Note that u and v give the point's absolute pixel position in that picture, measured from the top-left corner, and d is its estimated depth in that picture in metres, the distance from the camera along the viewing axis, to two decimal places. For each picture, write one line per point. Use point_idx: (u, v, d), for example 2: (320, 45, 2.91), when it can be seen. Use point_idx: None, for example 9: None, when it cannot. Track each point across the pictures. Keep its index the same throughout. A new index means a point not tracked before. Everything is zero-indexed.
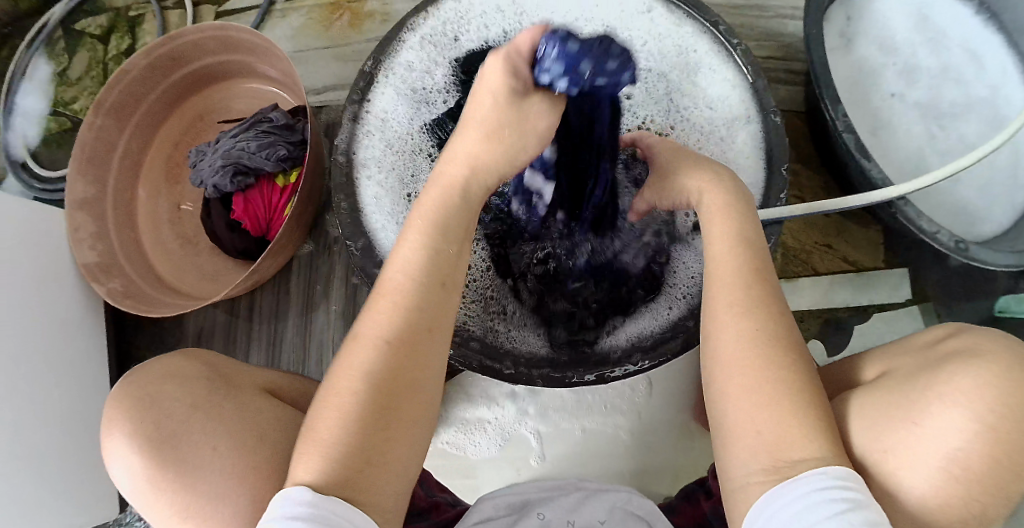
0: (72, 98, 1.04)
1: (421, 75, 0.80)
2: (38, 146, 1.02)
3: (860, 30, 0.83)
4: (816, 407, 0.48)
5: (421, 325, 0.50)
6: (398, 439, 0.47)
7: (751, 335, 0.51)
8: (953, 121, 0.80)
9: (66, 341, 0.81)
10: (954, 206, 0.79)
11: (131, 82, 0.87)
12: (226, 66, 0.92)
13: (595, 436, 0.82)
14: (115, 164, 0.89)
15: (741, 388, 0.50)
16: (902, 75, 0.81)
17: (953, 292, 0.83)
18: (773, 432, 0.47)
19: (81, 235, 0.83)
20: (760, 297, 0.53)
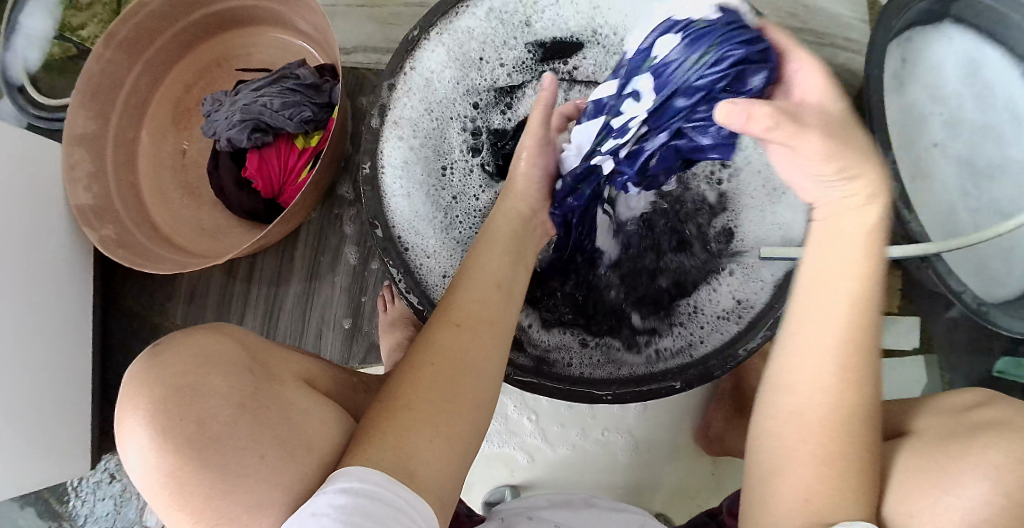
0: (80, 24, 0.98)
1: (478, 45, 0.76)
2: (38, 71, 0.96)
3: (914, 73, 0.81)
4: (866, 467, 0.46)
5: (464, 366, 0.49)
6: (453, 412, 0.47)
7: (836, 406, 0.47)
8: (989, 181, 0.77)
9: (51, 284, 0.77)
10: (975, 267, 0.77)
11: (148, 15, 0.81)
12: (252, 12, 0.87)
13: (595, 446, 0.79)
14: (121, 101, 0.84)
15: (808, 436, 0.47)
16: (946, 126, 0.79)
17: (958, 349, 0.82)
18: (819, 491, 0.45)
19: (77, 173, 0.78)
20: (863, 361, 0.47)
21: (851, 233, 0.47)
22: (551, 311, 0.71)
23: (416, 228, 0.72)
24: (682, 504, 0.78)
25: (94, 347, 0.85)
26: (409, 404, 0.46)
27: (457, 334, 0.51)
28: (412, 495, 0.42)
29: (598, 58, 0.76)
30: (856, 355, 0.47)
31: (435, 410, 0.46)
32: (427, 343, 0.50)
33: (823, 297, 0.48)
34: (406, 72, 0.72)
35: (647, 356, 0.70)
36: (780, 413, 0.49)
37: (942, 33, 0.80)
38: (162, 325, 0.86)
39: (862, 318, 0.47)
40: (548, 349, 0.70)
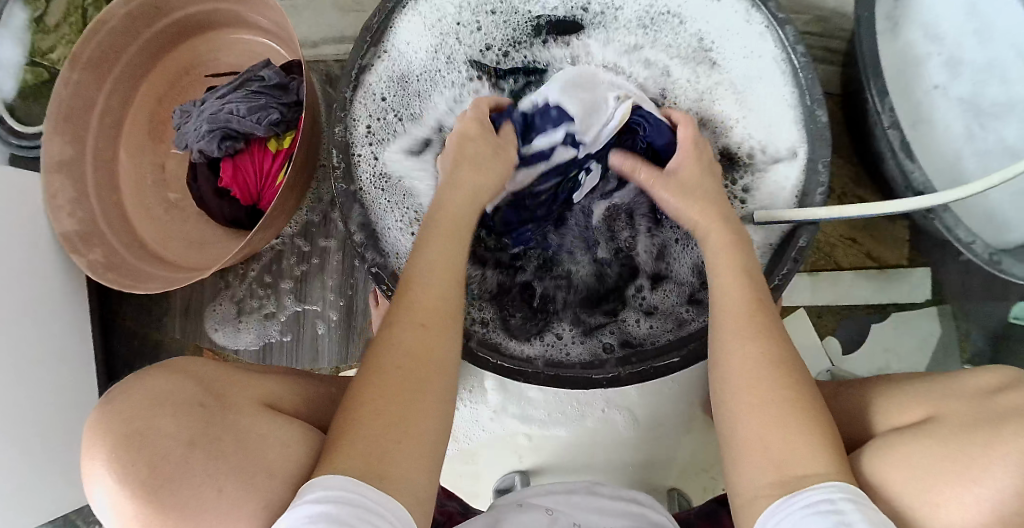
0: (49, 47, 0.99)
1: (453, 17, 0.74)
2: (14, 99, 0.96)
3: (909, 10, 0.76)
4: (810, 412, 0.46)
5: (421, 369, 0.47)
6: (428, 422, 0.45)
7: (771, 369, 0.48)
8: (995, 121, 0.73)
9: (49, 315, 0.77)
10: (985, 213, 0.74)
11: (111, 32, 0.80)
12: (216, 16, 0.85)
13: (596, 423, 0.78)
14: (95, 122, 0.83)
15: (754, 385, 0.48)
16: (947, 66, 0.75)
17: (973, 297, 0.78)
18: (777, 445, 0.45)
19: (59, 201, 0.78)
20: (764, 326, 0.50)
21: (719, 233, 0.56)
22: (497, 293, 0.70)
23: (378, 202, 0.71)
24: (696, 478, 0.77)
25: (100, 369, 0.86)
26: (392, 417, 0.44)
27: (425, 335, 0.48)
28: (383, 497, 0.41)
29: (598, 37, 0.73)
30: (766, 319, 0.51)
31: (418, 424, 0.45)
32: (408, 353, 0.47)
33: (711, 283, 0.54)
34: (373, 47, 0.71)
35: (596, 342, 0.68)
36: (723, 388, 0.50)
37: None
38: (163, 341, 0.87)
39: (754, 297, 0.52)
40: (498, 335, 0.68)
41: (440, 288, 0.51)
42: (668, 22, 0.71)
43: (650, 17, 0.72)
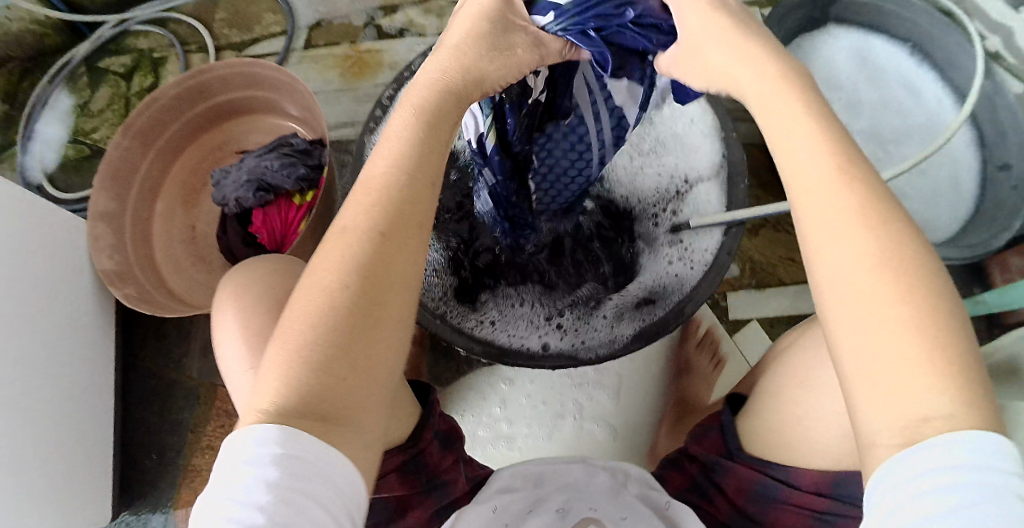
0: (93, 128, 1.14)
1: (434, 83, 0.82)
2: (54, 169, 1.11)
3: (809, 75, 1.03)
4: (941, 311, 0.34)
5: (379, 276, 0.38)
6: (377, 353, 0.38)
7: (881, 252, 0.35)
8: (897, 145, 0.99)
9: (80, 343, 0.85)
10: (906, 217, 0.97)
11: (160, 109, 0.95)
12: (249, 101, 1.00)
13: (575, 430, 0.84)
14: (136, 184, 0.96)
15: (856, 285, 0.35)
16: (848, 108, 1.02)
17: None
18: (893, 367, 0.34)
19: (100, 245, 0.89)
20: (873, 191, 0.37)
21: (770, 81, 0.42)
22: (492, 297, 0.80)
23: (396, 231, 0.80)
24: None
25: (116, 406, 0.92)
26: (328, 337, 0.37)
27: (384, 246, 0.39)
28: (314, 442, 0.35)
29: None
30: (861, 184, 0.37)
31: (364, 349, 0.37)
32: (340, 257, 0.38)
33: (800, 159, 0.39)
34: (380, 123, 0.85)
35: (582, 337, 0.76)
36: (826, 300, 0.36)
37: (828, 38, 1.03)
38: (179, 380, 0.94)
39: (863, 171, 0.38)
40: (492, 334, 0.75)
41: (384, 176, 0.41)
42: None
43: None
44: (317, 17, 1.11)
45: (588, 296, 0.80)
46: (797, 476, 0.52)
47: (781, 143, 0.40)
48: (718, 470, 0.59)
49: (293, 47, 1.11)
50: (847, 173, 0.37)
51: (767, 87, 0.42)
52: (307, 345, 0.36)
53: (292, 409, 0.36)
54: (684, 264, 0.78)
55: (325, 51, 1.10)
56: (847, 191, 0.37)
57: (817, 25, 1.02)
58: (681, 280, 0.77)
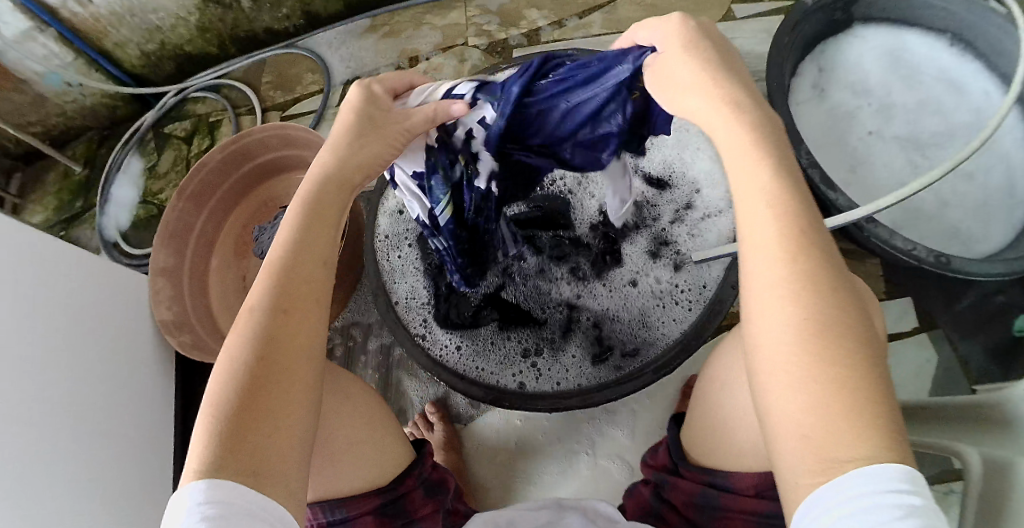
0: (159, 189, 1.26)
1: None
2: (128, 229, 1.24)
3: (832, 79, 0.97)
4: (862, 368, 0.40)
5: (270, 347, 0.44)
6: (284, 412, 0.42)
7: (808, 322, 0.41)
8: (936, 148, 0.90)
9: (141, 386, 0.94)
10: (949, 229, 0.90)
11: (210, 172, 1.05)
12: (286, 160, 1.09)
13: (591, 469, 0.86)
14: (192, 240, 1.05)
15: (785, 355, 0.41)
16: (878, 114, 0.94)
17: (966, 320, 0.90)
18: (813, 424, 0.39)
19: (160, 297, 0.99)
20: (815, 264, 0.42)
21: (767, 180, 0.44)
22: (488, 340, 0.85)
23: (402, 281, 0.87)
24: None
25: (178, 443, 1.00)
26: (240, 395, 0.42)
27: (284, 319, 0.45)
28: (255, 495, 0.39)
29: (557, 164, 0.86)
30: (813, 261, 0.42)
31: (269, 404, 0.42)
32: (240, 334, 0.44)
33: (754, 236, 0.44)
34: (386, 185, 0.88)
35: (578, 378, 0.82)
36: (760, 366, 0.42)
37: (853, 39, 0.98)
38: None
39: (805, 243, 0.42)
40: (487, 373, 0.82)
41: (273, 257, 0.48)
42: None
43: None
44: (351, 73, 1.20)
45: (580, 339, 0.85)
46: (736, 481, 0.56)
47: (741, 230, 0.46)
48: (667, 486, 0.64)
49: (328, 104, 1.20)
50: (793, 248, 0.42)
51: (735, 142, 0.46)
52: (221, 406, 0.42)
53: (217, 459, 0.40)
54: (679, 308, 0.82)
55: None
56: (785, 269, 0.42)
57: (839, 26, 0.97)
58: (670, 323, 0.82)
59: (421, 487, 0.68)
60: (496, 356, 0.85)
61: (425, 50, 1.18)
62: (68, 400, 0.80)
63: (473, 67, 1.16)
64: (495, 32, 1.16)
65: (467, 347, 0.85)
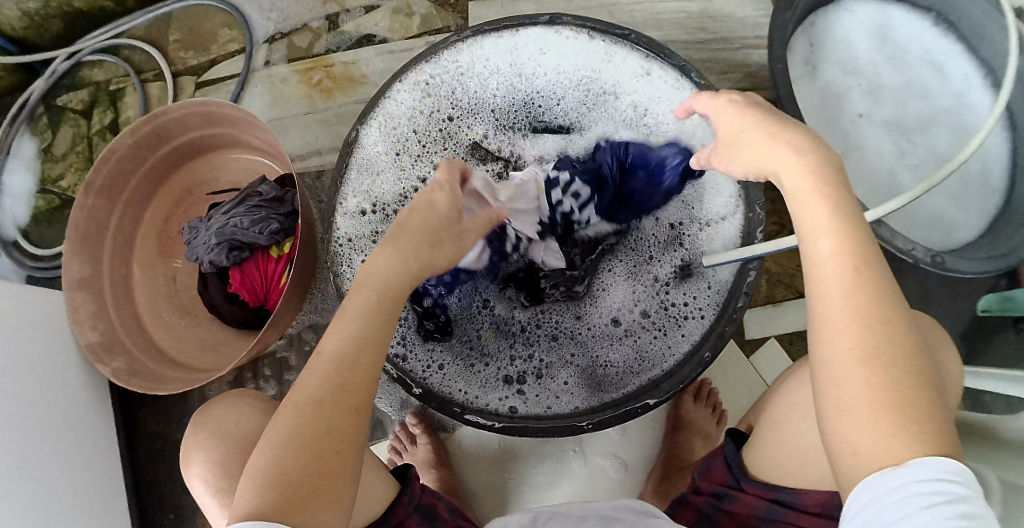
0: (59, 175, 1.07)
1: (412, 122, 0.81)
2: (29, 224, 1.06)
3: (822, 56, 0.94)
4: (920, 394, 0.38)
5: (324, 426, 0.46)
6: (331, 487, 0.45)
7: (871, 349, 0.39)
8: (922, 135, 0.89)
9: (73, 419, 0.82)
10: (933, 218, 0.88)
11: (120, 160, 0.88)
12: (210, 139, 0.94)
13: (584, 467, 0.82)
14: (108, 243, 0.90)
15: (844, 375, 0.39)
16: (867, 96, 0.91)
17: (939, 297, 0.89)
18: (871, 439, 0.38)
19: (81, 315, 0.84)
20: (883, 303, 0.40)
21: (821, 227, 0.43)
22: (471, 355, 0.76)
23: None
24: None
25: (124, 472, 0.90)
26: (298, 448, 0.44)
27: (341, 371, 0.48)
28: None
29: (536, 139, 0.82)
30: (881, 296, 0.40)
31: (318, 481, 0.44)
32: (296, 414, 0.46)
33: (824, 270, 0.42)
34: (353, 158, 0.79)
35: (573, 401, 0.73)
36: (822, 389, 0.41)
37: (842, 12, 0.94)
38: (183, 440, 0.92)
39: (873, 281, 0.41)
40: (472, 398, 0.74)
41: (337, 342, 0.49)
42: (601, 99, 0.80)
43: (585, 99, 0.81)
44: (273, 28, 1.03)
45: (577, 352, 0.75)
46: (802, 498, 0.53)
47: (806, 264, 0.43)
48: (725, 499, 0.59)
49: (253, 64, 1.02)
50: (860, 282, 0.41)
51: (799, 185, 0.44)
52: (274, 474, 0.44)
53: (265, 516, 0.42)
54: (688, 314, 0.74)
55: (287, 68, 1.01)
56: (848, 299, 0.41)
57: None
58: (678, 333, 0.74)
59: (415, 514, 0.61)
60: (481, 375, 0.75)
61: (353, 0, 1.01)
62: None
63: (421, 21, 1.00)
64: None
65: (447, 365, 0.75)
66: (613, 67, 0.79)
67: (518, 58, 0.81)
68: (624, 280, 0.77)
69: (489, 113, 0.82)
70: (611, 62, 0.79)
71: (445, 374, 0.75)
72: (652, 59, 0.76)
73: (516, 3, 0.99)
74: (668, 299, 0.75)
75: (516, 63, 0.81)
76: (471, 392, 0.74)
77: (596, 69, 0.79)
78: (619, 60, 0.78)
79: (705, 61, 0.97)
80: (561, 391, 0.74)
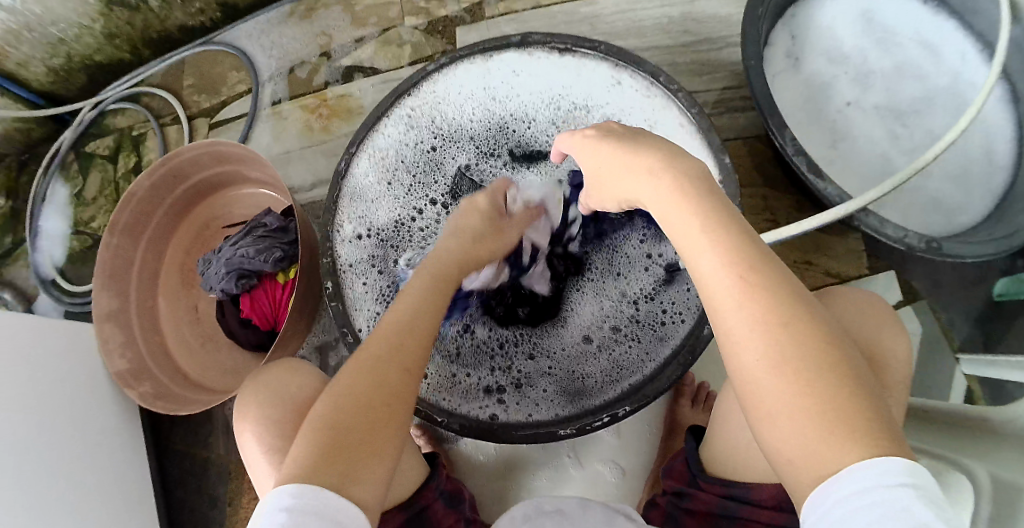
0: (90, 216, 1.16)
1: (398, 152, 0.86)
2: (64, 263, 1.14)
3: (804, 48, 0.95)
4: (851, 396, 0.42)
5: (354, 402, 0.52)
6: (364, 445, 0.50)
7: (793, 362, 0.43)
8: (917, 117, 0.91)
9: (105, 441, 0.88)
10: (933, 202, 0.88)
11: (140, 201, 0.95)
12: (221, 176, 1.00)
13: (582, 472, 0.85)
14: (134, 276, 0.97)
15: (774, 386, 0.43)
16: (855, 84, 0.93)
17: (943, 279, 0.90)
18: (808, 443, 0.42)
19: (111, 344, 0.91)
20: (788, 308, 0.45)
21: (704, 232, 0.48)
22: (456, 365, 0.80)
23: (366, 306, 0.82)
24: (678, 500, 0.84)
25: (156, 490, 0.96)
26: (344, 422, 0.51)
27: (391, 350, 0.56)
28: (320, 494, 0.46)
29: (520, 157, 0.86)
30: (785, 303, 0.45)
31: (354, 442, 0.50)
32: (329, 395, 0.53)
33: (713, 279, 0.47)
34: (345, 189, 0.84)
35: (552, 408, 0.77)
36: (756, 397, 0.44)
37: (821, 5, 0.97)
38: (211, 458, 0.98)
39: (778, 290, 0.45)
40: (456, 406, 0.78)
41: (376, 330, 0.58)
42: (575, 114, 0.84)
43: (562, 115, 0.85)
44: (278, 65, 1.10)
45: (558, 360, 0.79)
46: (758, 492, 0.58)
47: (694, 270, 0.48)
48: (686, 496, 0.64)
49: (260, 105, 1.09)
50: (761, 291, 0.45)
51: (665, 204, 0.51)
52: (314, 438, 0.50)
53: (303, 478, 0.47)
54: (663, 323, 0.78)
55: (292, 105, 1.08)
56: (761, 311, 0.44)
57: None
58: (654, 341, 0.78)
59: (441, 498, 0.65)
60: (465, 383, 0.79)
61: (356, 34, 1.08)
62: (25, 474, 0.74)
63: (413, 49, 1.06)
64: (433, 9, 1.06)
65: (433, 374, 0.80)
66: (584, 83, 0.83)
67: (494, 81, 0.86)
68: (604, 292, 0.81)
69: (472, 136, 0.87)
70: (581, 77, 0.83)
71: (431, 382, 0.80)
72: (621, 70, 0.81)
73: (500, 26, 1.04)
74: (645, 309, 0.79)
75: (491, 87, 0.86)
76: (455, 400, 0.78)
77: (568, 86, 0.84)
78: (590, 73, 0.83)
79: (691, 64, 1.00)
80: (542, 399, 0.78)
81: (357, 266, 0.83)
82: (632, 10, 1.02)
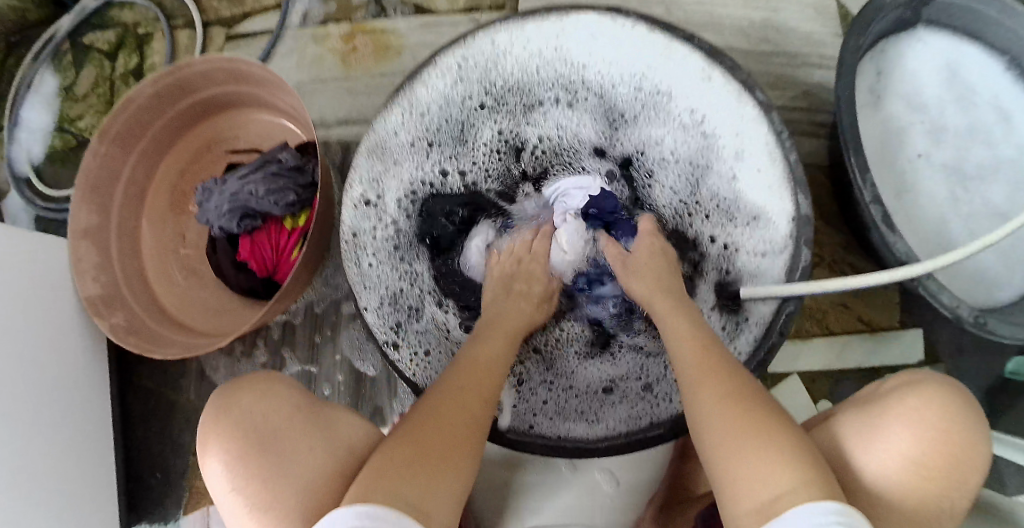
0: (78, 115, 1.04)
1: (442, 112, 0.78)
2: (42, 162, 1.03)
3: (887, 88, 0.87)
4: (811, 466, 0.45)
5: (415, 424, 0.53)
6: (435, 461, 0.49)
7: (757, 434, 0.47)
8: (980, 185, 0.82)
9: (67, 368, 0.79)
10: (972, 274, 0.82)
11: (138, 109, 0.84)
12: (233, 97, 0.89)
13: (577, 477, 0.79)
14: (119, 193, 0.87)
15: (734, 455, 0.47)
16: (929, 136, 0.85)
17: (968, 353, 0.82)
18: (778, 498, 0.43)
19: (84, 266, 0.81)
20: (757, 404, 0.50)
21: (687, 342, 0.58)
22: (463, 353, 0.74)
23: (383, 279, 0.75)
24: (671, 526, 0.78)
25: (116, 425, 0.88)
26: (385, 460, 0.49)
27: (418, 412, 0.54)
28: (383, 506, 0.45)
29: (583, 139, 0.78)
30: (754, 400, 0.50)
31: (422, 455, 0.49)
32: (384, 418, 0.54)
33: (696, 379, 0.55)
34: (371, 140, 0.76)
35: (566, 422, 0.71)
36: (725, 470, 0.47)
37: (914, 43, 0.87)
38: (178, 402, 0.90)
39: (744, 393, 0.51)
40: None
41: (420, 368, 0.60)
42: (653, 102, 0.76)
43: (635, 100, 0.77)
44: None
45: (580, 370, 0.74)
46: None
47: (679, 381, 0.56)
48: None
49: (288, 23, 0.98)
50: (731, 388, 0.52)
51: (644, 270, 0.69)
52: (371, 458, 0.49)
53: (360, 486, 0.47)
54: None
55: (321, 33, 0.97)
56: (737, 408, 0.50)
57: (903, 25, 0.86)
58: None
59: None
60: None
61: None
62: None
63: None
64: None
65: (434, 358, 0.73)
66: (671, 67, 0.74)
67: (564, 49, 0.77)
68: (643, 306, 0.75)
69: (532, 105, 0.78)
70: (665, 60, 0.74)
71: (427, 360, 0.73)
72: (707, 62, 0.72)
73: None
74: None
75: (561, 54, 0.77)
76: None
77: (650, 68, 0.75)
78: (678, 57, 0.73)
79: (763, 72, 0.90)
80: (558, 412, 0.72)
81: (377, 234, 0.76)
82: (711, 3, 0.92)
